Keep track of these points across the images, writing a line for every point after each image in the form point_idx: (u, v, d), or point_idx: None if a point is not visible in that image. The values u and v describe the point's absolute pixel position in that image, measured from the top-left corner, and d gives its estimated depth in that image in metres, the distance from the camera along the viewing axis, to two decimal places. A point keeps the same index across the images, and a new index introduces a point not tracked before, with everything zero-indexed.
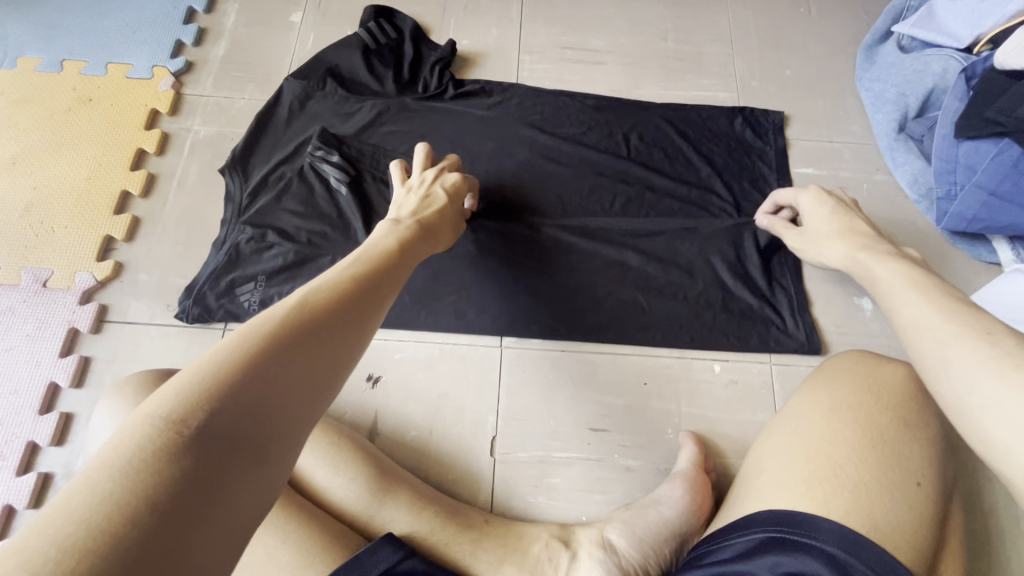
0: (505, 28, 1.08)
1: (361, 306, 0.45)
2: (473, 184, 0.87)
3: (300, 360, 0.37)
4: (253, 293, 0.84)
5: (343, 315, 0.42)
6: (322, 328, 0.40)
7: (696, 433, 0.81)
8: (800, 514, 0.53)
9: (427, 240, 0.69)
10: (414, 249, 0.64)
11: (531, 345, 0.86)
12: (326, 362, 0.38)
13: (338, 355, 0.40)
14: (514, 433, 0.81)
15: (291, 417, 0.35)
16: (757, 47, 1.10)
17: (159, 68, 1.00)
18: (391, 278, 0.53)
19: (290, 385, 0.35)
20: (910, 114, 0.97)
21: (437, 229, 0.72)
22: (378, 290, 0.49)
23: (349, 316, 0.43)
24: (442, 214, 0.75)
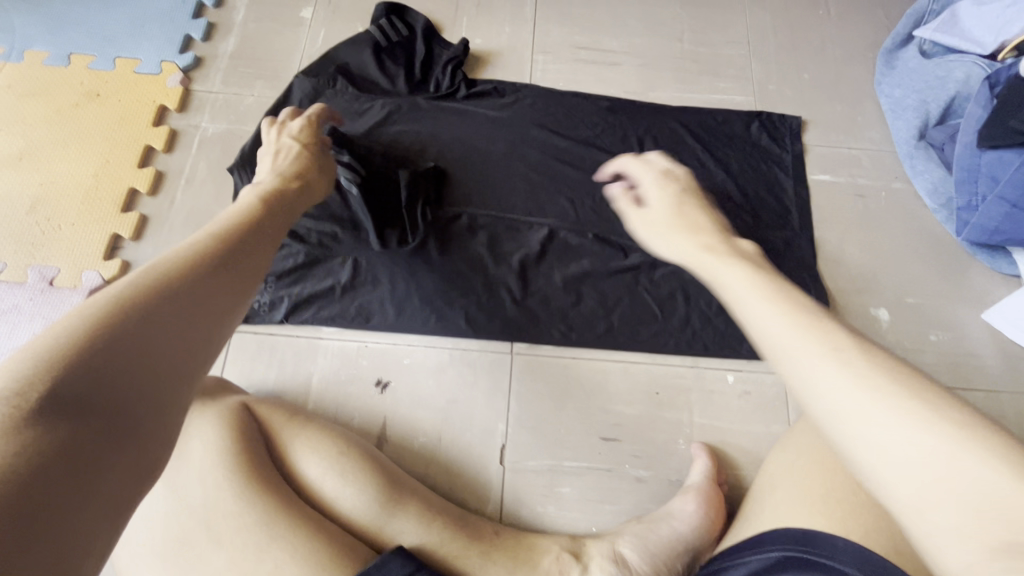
0: (518, 26, 1.06)
1: (240, 259, 0.44)
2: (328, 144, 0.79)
3: (168, 322, 0.34)
4: (263, 294, 0.84)
5: (215, 273, 0.40)
6: (189, 287, 0.37)
7: (709, 445, 0.80)
8: (817, 533, 0.52)
9: (289, 199, 0.63)
10: (286, 209, 0.59)
11: (542, 351, 0.85)
12: (208, 312, 0.37)
13: (218, 306, 0.39)
14: (524, 441, 0.80)
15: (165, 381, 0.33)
16: (775, 50, 1.08)
17: (167, 63, 0.99)
18: (272, 238, 0.51)
19: (162, 348, 0.33)
20: (931, 121, 0.95)
21: (289, 190, 0.65)
22: (257, 248, 0.47)
23: (224, 274, 0.41)
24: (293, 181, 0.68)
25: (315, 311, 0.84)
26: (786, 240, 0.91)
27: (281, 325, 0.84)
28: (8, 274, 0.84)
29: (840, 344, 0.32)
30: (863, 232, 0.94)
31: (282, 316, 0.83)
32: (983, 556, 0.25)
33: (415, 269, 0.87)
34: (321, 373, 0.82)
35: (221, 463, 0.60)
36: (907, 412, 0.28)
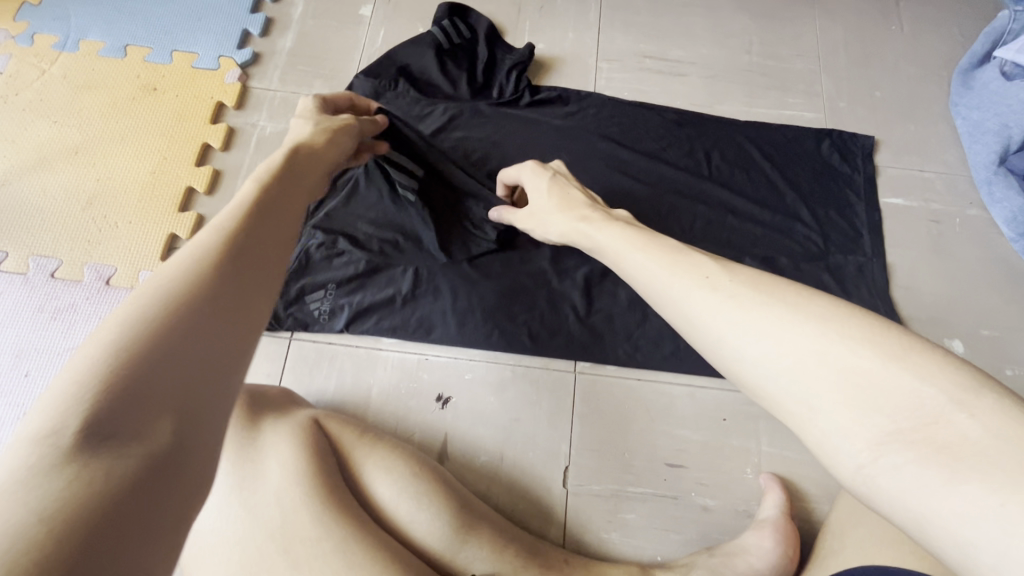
0: (583, 32, 1.03)
1: (267, 235, 0.40)
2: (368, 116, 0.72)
3: (204, 325, 0.32)
4: (323, 302, 0.82)
5: (239, 273, 0.36)
6: (213, 296, 0.33)
7: (779, 476, 0.78)
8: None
9: (310, 166, 0.56)
10: (306, 178, 0.53)
11: (606, 372, 0.83)
12: (242, 302, 0.34)
13: (252, 295, 0.36)
14: (588, 464, 0.78)
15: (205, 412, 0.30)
16: (845, 65, 1.04)
17: (225, 58, 0.96)
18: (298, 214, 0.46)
19: (195, 378, 0.30)
20: (1011, 147, 0.92)
21: (312, 156, 0.57)
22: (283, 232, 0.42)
23: (249, 270, 0.36)
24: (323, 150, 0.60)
25: (375, 320, 0.82)
26: (858, 265, 0.89)
27: (341, 335, 0.82)
28: (64, 272, 0.82)
29: (736, 291, 0.39)
30: (936, 259, 0.91)
31: (342, 325, 0.81)
32: (872, 455, 0.31)
33: (477, 283, 0.84)
34: (382, 385, 0.80)
35: (296, 484, 0.58)
36: (808, 334, 0.34)
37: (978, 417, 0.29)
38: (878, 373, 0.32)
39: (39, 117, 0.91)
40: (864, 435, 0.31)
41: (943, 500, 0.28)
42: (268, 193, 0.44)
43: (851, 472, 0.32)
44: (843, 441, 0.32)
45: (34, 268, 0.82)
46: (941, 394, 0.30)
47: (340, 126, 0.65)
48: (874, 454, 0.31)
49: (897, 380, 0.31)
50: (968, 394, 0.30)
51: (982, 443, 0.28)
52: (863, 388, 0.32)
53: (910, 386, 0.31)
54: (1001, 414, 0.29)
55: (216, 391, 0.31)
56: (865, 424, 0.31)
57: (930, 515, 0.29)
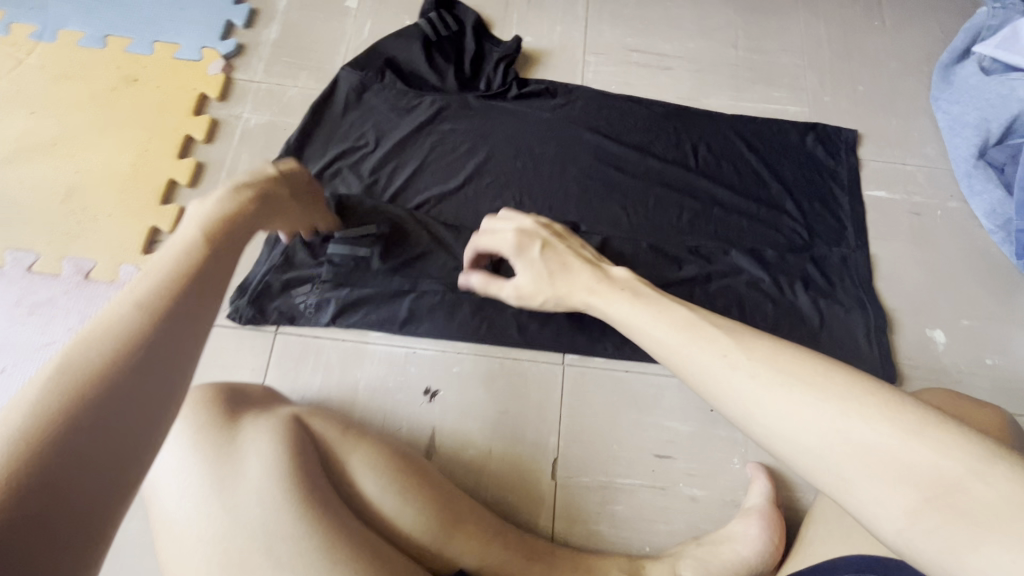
0: (570, 25, 1.03)
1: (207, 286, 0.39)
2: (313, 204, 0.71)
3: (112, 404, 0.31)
4: (309, 296, 0.81)
5: (165, 343, 0.35)
6: (126, 379, 0.32)
7: (767, 465, 0.78)
8: (897, 565, 0.51)
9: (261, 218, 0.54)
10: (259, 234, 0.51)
11: (594, 364, 0.83)
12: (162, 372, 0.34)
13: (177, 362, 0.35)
14: (576, 456, 0.78)
15: (108, 505, 0.29)
16: (829, 60, 1.06)
17: (208, 49, 0.95)
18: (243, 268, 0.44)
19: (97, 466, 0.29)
20: (991, 140, 0.94)
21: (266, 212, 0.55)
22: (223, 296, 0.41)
23: (175, 344, 0.35)
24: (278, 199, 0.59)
25: (362, 314, 0.81)
26: (843, 256, 0.89)
27: (327, 328, 0.81)
28: (42, 265, 0.80)
29: (758, 369, 0.38)
30: (919, 251, 0.92)
31: (328, 318, 0.81)
32: (907, 520, 0.31)
33: None
34: (368, 379, 0.80)
35: (276, 473, 0.57)
36: (824, 410, 0.34)
37: (993, 485, 0.29)
38: (903, 451, 0.32)
39: (15, 108, 0.89)
40: (896, 497, 0.31)
41: (968, 555, 0.29)
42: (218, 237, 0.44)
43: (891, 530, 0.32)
44: (878, 510, 0.32)
45: (10, 262, 0.80)
46: (958, 464, 0.30)
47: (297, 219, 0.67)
48: (909, 521, 0.31)
49: (918, 454, 0.31)
50: (980, 463, 0.30)
51: (999, 508, 0.29)
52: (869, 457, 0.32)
53: (928, 456, 0.31)
54: (1015, 482, 0.29)
55: (121, 481, 0.30)
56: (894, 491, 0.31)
57: (956, 550, 0.29)
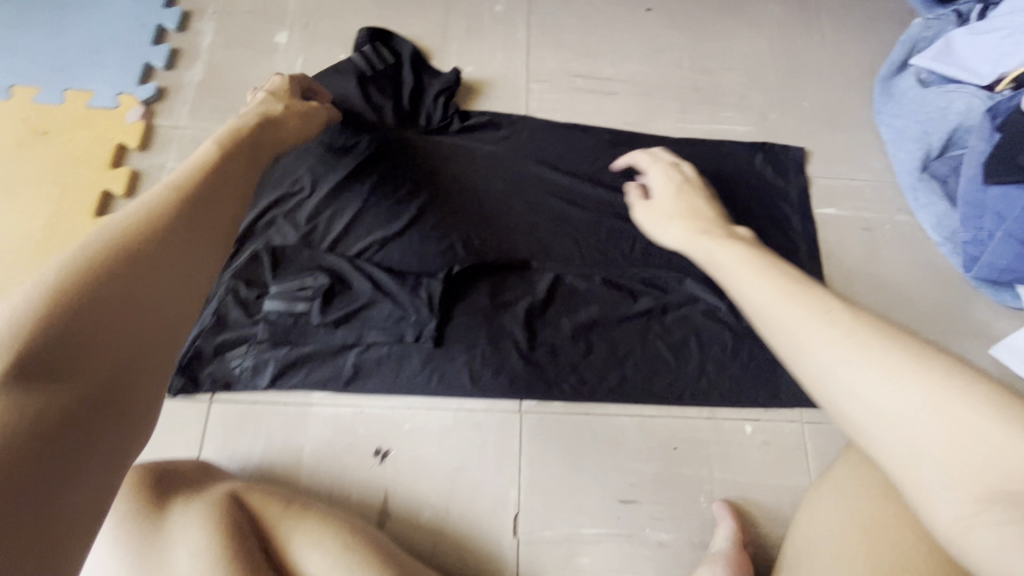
0: (511, 52, 1.01)
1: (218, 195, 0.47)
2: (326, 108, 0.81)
3: (154, 267, 0.37)
4: (245, 359, 0.76)
5: (186, 240, 0.41)
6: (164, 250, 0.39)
7: (732, 502, 0.77)
8: None
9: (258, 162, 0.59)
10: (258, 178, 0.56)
11: (553, 409, 0.79)
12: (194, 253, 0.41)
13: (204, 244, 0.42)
14: (539, 508, 0.74)
15: (157, 351, 0.36)
16: (773, 77, 1.05)
17: (126, 95, 0.89)
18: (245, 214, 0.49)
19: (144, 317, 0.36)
20: (932, 153, 0.95)
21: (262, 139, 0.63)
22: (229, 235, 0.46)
23: (200, 232, 0.42)
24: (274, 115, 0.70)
25: (304, 375, 0.77)
26: None
27: (266, 392, 0.76)
28: None
29: (855, 327, 0.33)
30: (870, 267, 0.92)
31: (267, 381, 0.76)
32: (976, 510, 0.27)
33: (411, 324, 0.79)
34: (314, 444, 0.75)
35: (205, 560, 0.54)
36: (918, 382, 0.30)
37: None
38: (994, 443, 0.28)
39: None
40: (965, 487, 0.28)
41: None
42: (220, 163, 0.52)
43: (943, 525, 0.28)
44: (942, 497, 0.28)
45: None
46: None
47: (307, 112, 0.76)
48: (977, 510, 0.27)
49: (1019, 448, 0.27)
50: None
51: None
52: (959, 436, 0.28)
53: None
54: None
55: (164, 329, 0.37)
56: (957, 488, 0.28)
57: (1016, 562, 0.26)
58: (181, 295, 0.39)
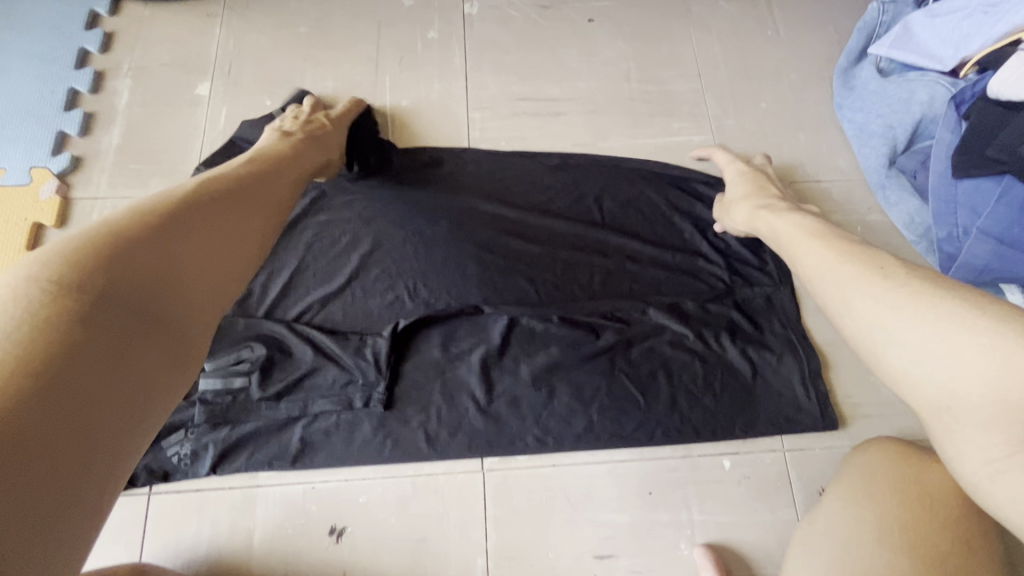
0: (449, 81, 0.96)
1: (260, 189, 0.63)
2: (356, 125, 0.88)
3: (211, 226, 0.53)
4: (183, 445, 0.71)
5: (234, 216, 0.57)
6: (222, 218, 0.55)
7: (713, 545, 0.72)
8: None
9: (277, 177, 0.66)
10: (271, 194, 0.64)
11: (517, 464, 0.75)
12: (238, 224, 0.57)
13: (243, 219, 0.58)
14: (509, 574, 0.70)
15: (211, 282, 0.51)
16: (727, 80, 1.00)
17: (39, 168, 0.84)
18: (237, 227, 0.56)
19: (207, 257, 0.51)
20: (899, 147, 0.90)
21: (291, 156, 0.71)
22: (215, 247, 0.52)
23: (243, 213, 0.58)
24: (319, 137, 0.78)
25: (247, 456, 0.72)
26: (767, 295, 0.84)
27: (209, 478, 0.71)
28: None
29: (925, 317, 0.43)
30: None
31: (209, 468, 0.71)
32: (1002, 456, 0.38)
33: (359, 388, 0.74)
34: (265, 529, 0.70)
35: None
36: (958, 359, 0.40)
37: None
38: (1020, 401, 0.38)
39: None
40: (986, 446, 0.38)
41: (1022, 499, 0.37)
42: (264, 163, 0.67)
43: (977, 468, 0.39)
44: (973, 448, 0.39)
45: None
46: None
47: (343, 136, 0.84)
48: (1006, 452, 0.38)
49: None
50: None
51: None
52: (994, 386, 0.38)
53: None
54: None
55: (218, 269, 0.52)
56: (992, 432, 0.38)
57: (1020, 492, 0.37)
58: (204, 253, 0.51)
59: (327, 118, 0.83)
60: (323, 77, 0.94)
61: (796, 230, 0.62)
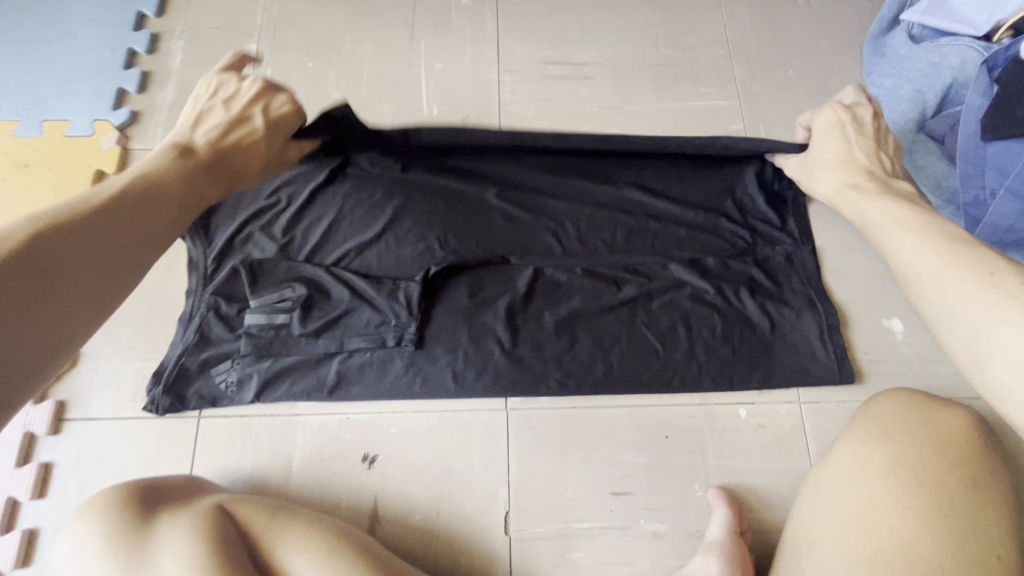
0: (481, 45, 0.99)
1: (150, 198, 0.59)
2: (273, 130, 0.74)
3: (82, 244, 0.51)
4: (230, 373, 0.77)
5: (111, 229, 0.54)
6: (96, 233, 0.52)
7: (727, 487, 0.75)
8: None
9: (140, 212, 0.57)
10: (146, 217, 0.58)
11: (539, 405, 0.79)
12: (118, 241, 0.54)
13: (124, 234, 0.55)
14: (529, 505, 0.74)
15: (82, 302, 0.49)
16: (755, 47, 1.01)
17: (101, 121, 0.90)
18: (103, 255, 0.52)
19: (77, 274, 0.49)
20: (928, 112, 0.91)
21: (170, 188, 0.61)
22: (70, 282, 0.48)
23: (124, 227, 0.55)
24: (223, 164, 0.69)
25: (288, 386, 0.77)
26: (787, 254, 0.85)
27: (254, 405, 0.77)
28: None
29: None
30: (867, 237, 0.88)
31: (253, 395, 0.76)
32: None
33: (392, 328, 0.79)
34: (303, 454, 0.75)
35: None
36: None
37: None
38: None
39: None
40: None
41: None
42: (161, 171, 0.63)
43: None
44: None
45: None
46: None
47: (254, 148, 0.72)
48: None
49: None
50: None
51: None
52: None
53: None
54: None
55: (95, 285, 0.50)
56: None
57: None
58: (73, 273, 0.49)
59: (257, 131, 0.72)
60: (361, 40, 0.99)
61: (899, 224, 0.62)
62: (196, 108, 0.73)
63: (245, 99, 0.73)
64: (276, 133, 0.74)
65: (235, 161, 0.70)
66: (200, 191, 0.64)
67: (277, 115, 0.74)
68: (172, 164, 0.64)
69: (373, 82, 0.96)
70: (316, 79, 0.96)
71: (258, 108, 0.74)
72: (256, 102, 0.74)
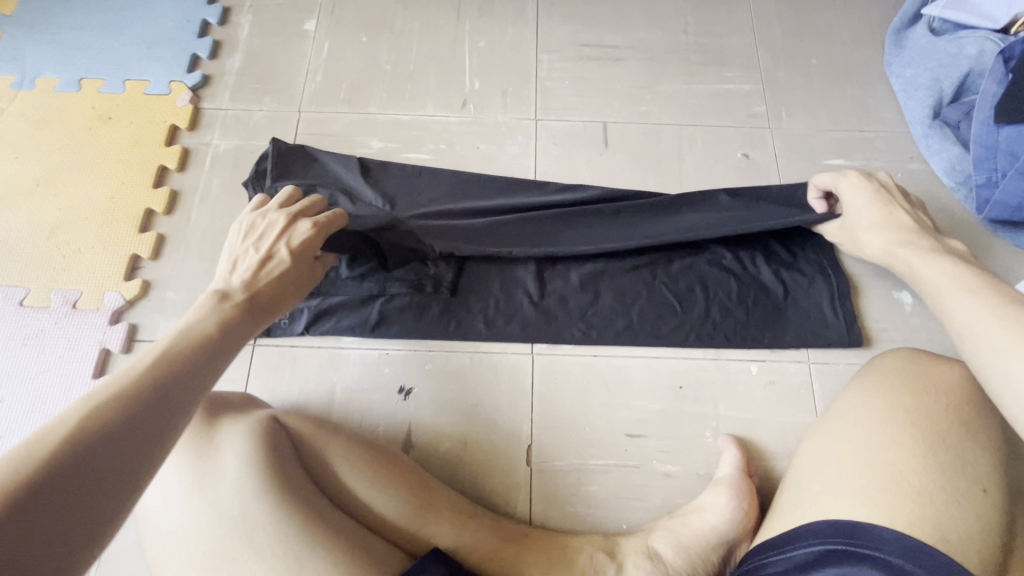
0: (522, 27, 1.07)
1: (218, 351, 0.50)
2: (305, 268, 0.64)
3: (146, 412, 0.42)
4: None
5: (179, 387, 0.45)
6: (161, 396, 0.43)
7: (736, 436, 0.80)
8: (856, 524, 0.57)
9: (183, 392, 0.45)
10: (208, 370, 0.48)
11: (562, 352, 0.85)
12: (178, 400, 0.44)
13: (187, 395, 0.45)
14: (550, 440, 0.80)
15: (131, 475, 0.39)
16: (780, 37, 1.07)
17: (176, 83, 1.00)
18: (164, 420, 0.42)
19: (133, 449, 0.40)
20: (944, 99, 0.94)
21: (210, 348, 0.49)
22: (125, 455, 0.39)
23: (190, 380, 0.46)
24: (256, 304, 0.57)
25: (335, 321, 0.85)
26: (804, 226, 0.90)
27: (303, 337, 0.85)
28: (32, 299, 0.85)
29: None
30: None
31: (303, 327, 0.84)
32: None
33: (430, 275, 0.85)
34: (345, 383, 0.82)
35: (254, 480, 0.60)
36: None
37: None
38: None
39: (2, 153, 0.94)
40: None
41: None
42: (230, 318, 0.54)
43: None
44: None
45: (3, 297, 0.85)
46: None
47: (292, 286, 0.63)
48: None
49: None
50: None
51: None
52: None
53: None
54: None
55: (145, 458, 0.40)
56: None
57: None
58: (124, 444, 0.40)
59: (287, 266, 0.62)
60: (411, 19, 1.07)
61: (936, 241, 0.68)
62: (228, 250, 0.62)
63: (273, 236, 0.63)
64: (309, 270, 0.65)
65: (272, 295, 0.60)
66: (239, 341, 0.53)
67: (312, 242, 0.66)
68: (215, 308, 0.54)
69: (421, 57, 1.04)
70: (369, 52, 1.04)
71: (285, 241, 0.64)
72: (283, 236, 0.64)
